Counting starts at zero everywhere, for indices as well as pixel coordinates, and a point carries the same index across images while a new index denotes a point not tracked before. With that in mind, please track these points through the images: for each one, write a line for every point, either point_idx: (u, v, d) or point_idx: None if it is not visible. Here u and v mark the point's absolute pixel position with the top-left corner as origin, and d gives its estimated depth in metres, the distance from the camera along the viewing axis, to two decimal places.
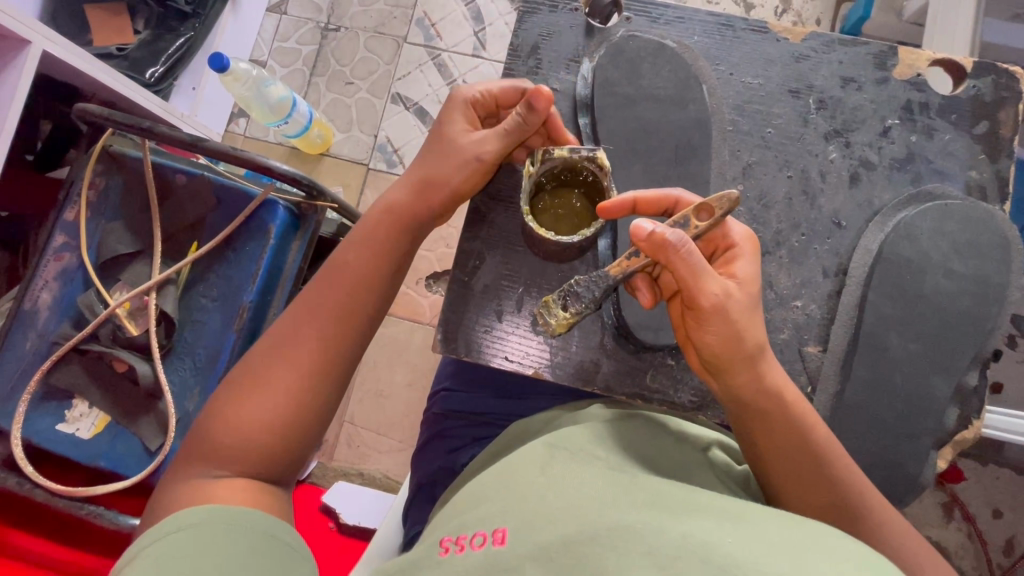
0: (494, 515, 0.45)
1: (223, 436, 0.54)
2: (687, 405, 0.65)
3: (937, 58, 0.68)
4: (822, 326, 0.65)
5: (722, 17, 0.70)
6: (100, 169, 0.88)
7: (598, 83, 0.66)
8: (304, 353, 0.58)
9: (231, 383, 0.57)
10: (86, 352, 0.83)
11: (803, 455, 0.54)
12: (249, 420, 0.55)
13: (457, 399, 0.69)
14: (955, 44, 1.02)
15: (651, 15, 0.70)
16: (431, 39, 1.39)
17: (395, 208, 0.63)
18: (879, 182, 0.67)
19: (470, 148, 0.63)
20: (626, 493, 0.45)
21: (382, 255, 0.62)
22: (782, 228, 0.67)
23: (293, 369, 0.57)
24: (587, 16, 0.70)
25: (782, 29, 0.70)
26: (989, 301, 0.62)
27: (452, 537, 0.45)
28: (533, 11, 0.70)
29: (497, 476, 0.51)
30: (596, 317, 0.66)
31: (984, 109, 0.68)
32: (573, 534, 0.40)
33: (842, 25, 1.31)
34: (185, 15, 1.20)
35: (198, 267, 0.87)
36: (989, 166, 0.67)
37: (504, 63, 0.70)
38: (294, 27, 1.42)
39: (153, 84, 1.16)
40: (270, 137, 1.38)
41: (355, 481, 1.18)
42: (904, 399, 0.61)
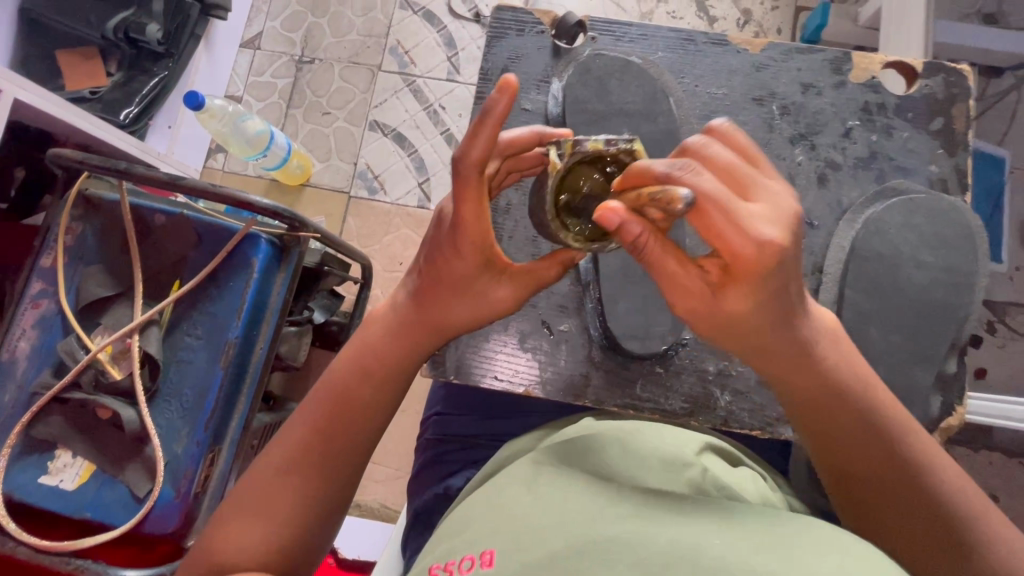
0: (484, 534, 0.45)
1: (220, 549, 0.53)
2: (679, 412, 0.65)
3: (889, 61, 0.71)
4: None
5: (683, 32, 0.72)
6: (77, 214, 0.87)
7: (568, 102, 0.67)
8: (294, 481, 0.56)
9: (234, 497, 0.56)
10: (68, 400, 0.81)
11: (884, 451, 0.53)
12: (250, 536, 0.53)
13: (451, 422, 0.69)
14: (908, 45, 1.07)
15: (615, 34, 0.72)
16: (405, 66, 1.41)
17: (393, 336, 0.59)
18: (846, 181, 0.69)
19: (482, 298, 0.57)
20: (620, 504, 0.45)
21: (368, 380, 0.59)
22: None
23: (298, 485, 0.56)
24: (554, 38, 0.71)
25: (741, 40, 0.72)
26: (961, 289, 0.64)
27: (441, 564, 0.44)
28: (501, 35, 0.72)
29: (486, 496, 0.50)
30: (582, 330, 0.67)
31: (938, 106, 0.70)
32: (562, 549, 0.40)
33: (802, 33, 1.35)
34: (159, 55, 1.21)
35: (181, 306, 0.86)
36: (947, 160, 0.70)
37: (474, 87, 0.71)
38: (268, 62, 1.44)
39: (129, 125, 1.15)
40: (250, 171, 1.38)
41: (353, 513, 1.15)
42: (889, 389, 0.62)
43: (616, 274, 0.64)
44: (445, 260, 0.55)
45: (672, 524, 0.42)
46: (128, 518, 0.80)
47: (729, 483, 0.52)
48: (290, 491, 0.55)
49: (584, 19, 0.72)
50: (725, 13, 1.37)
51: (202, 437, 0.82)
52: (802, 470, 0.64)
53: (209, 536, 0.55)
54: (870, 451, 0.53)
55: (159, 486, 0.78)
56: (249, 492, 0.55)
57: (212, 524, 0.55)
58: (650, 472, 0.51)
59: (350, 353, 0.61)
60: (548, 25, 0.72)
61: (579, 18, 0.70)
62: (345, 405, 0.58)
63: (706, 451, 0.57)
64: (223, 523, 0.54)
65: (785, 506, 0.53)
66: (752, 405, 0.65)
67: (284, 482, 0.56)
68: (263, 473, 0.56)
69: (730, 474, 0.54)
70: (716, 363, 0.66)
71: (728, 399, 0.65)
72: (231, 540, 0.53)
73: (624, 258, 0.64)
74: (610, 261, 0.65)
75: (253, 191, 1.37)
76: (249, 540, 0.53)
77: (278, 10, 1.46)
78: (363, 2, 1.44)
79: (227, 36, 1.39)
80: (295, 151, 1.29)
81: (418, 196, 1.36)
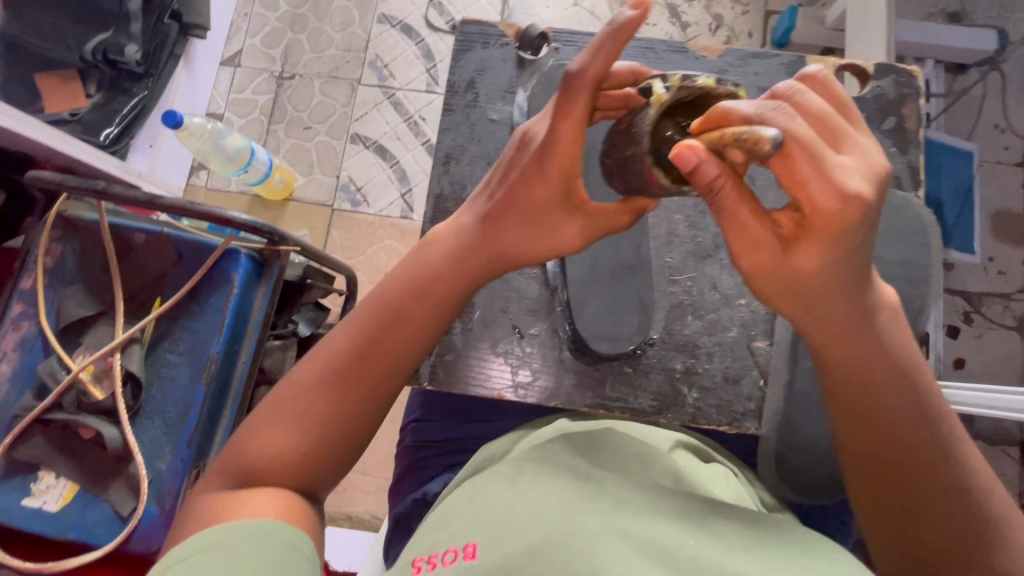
0: (466, 528, 0.46)
1: (255, 452, 0.54)
2: (648, 409, 0.66)
3: (841, 64, 0.73)
4: (769, 320, 0.67)
5: (643, 41, 0.74)
6: (56, 235, 0.87)
7: (533, 112, 0.69)
8: (329, 397, 0.55)
9: (276, 407, 0.56)
10: (50, 422, 0.81)
11: (930, 434, 0.52)
12: (281, 444, 0.54)
13: (427, 428, 0.69)
14: (872, 46, 1.10)
15: (578, 45, 0.74)
16: (384, 79, 1.43)
17: (453, 268, 0.58)
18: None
19: (548, 230, 0.56)
20: (590, 497, 0.46)
21: (425, 312, 0.58)
22: (719, 232, 0.70)
23: (341, 408, 0.56)
24: (519, 49, 0.73)
25: (700, 47, 0.74)
26: (916, 282, 0.65)
27: (424, 556, 0.45)
28: (467, 47, 0.73)
29: (467, 492, 0.51)
30: (552, 332, 0.68)
31: (890, 106, 0.73)
32: (540, 542, 0.42)
33: (771, 36, 1.38)
34: (138, 75, 1.21)
35: (163, 324, 0.86)
36: (901, 158, 0.72)
37: (442, 99, 0.73)
38: (249, 78, 1.45)
39: (109, 145, 1.16)
40: (233, 187, 1.39)
41: (343, 524, 1.15)
42: None
43: (583, 276, 0.66)
44: (525, 180, 0.53)
45: (644, 523, 0.44)
46: (113, 538, 0.79)
47: (698, 476, 0.54)
48: (322, 410, 0.55)
49: (547, 30, 0.73)
50: (697, 19, 1.40)
51: (186, 453, 0.82)
52: (772, 463, 0.63)
53: (239, 440, 0.56)
54: (919, 430, 0.52)
55: (143, 505, 0.78)
56: (283, 401, 0.56)
57: (245, 428, 0.56)
58: (623, 464, 0.52)
59: (409, 280, 0.59)
60: (512, 36, 0.73)
61: (542, 30, 0.72)
62: (399, 333, 0.57)
63: (677, 449, 0.58)
64: (262, 427, 0.55)
65: (752, 499, 0.55)
66: (720, 401, 0.66)
67: (318, 397, 0.55)
68: (301, 384, 0.56)
69: (699, 469, 0.56)
70: (684, 361, 0.67)
71: (696, 396, 0.66)
72: (257, 449, 0.54)
73: (590, 260, 0.66)
74: (576, 265, 0.66)
75: (236, 207, 1.37)
76: (274, 450, 0.54)
77: (256, 28, 1.47)
78: (340, 18, 1.46)
79: (206, 54, 1.40)
80: (277, 165, 1.31)
81: (401, 207, 1.37)
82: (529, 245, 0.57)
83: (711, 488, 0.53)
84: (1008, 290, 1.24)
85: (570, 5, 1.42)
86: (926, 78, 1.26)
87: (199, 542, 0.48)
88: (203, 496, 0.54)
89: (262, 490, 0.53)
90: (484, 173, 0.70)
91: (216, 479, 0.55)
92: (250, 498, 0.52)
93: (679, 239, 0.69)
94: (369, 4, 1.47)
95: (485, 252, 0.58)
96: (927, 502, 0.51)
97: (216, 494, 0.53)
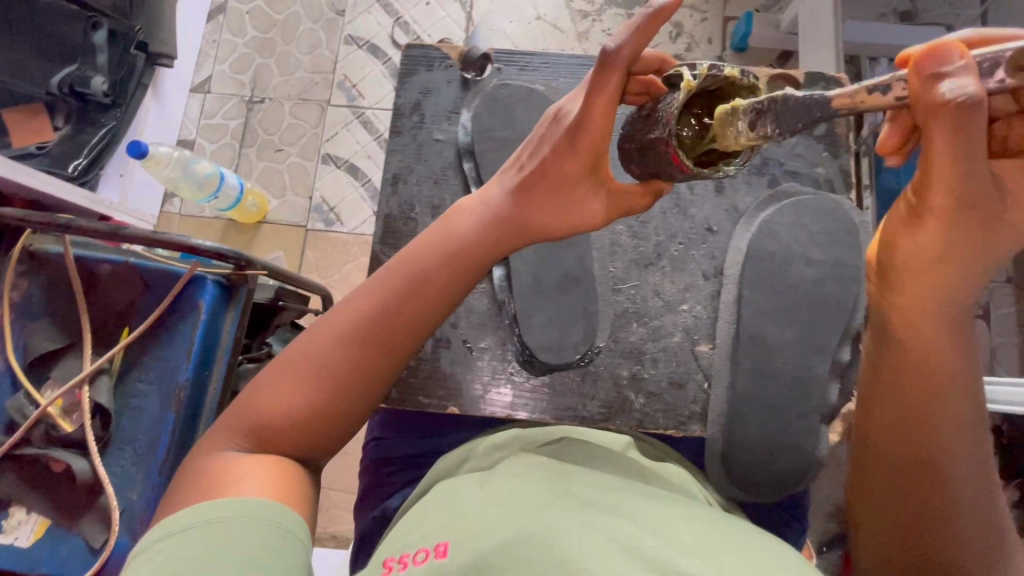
0: (438, 529, 0.46)
1: (264, 407, 0.55)
2: (596, 416, 0.68)
3: (772, 74, 0.75)
4: (711, 324, 0.70)
5: (582, 58, 0.76)
6: (22, 270, 0.88)
7: (475, 132, 0.71)
8: (350, 359, 0.55)
9: (292, 363, 0.56)
10: (20, 457, 0.81)
11: (970, 444, 0.53)
12: (286, 400, 0.55)
13: (382, 446, 0.68)
14: (824, 49, 1.13)
15: (519, 64, 0.76)
16: (353, 99, 1.45)
17: (481, 239, 0.58)
18: (741, 188, 0.73)
19: (570, 204, 0.57)
20: (558, 497, 0.47)
21: (455, 287, 0.58)
22: (661, 240, 0.72)
23: (357, 373, 0.56)
24: (462, 71, 0.75)
25: None
26: (847, 280, 0.65)
27: (395, 557, 0.46)
28: (412, 72, 0.76)
29: (442, 493, 0.51)
30: (501, 345, 0.70)
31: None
32: (510, 538, 0.42)
33: (730, 41, 1.41)
34: (106, 106, 1.22)
35: (131, 353, 0.87)
36: (832, 162, 0.74)
37: (390, 123, 0.75)
38: (219, 104, 1.46)
39: (78, 176, 1.17)
40: (206, 213, 1.39)
41: (328, 544, 1.15)
42: (791, 382, 0.63)
43: (528, 287, 0.67)
44: (556, 155, 0.54)
45: (610, 525, 0.43)
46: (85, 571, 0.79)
47: (654, 471, 0.56)
48: (340, 373, 0.55)
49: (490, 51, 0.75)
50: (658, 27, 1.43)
51: (157, 481, 0.82)
52: (719, 463, 0.63)
53: (252, 395, 0.56)
54: (963, 433, 0.53)
55: (113, 536, 0.78)
56: (302, 361, 0.55)
57: (260, 381, 0.56)
58: (592, 464, 0.54)
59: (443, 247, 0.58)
60: (456, 59, 0.76)
61: (484, 52, 0.74)
62: (427, 304, 0.57)
63: (632, 450, 0.60)
64: (275, 380, 0.56)
65: (706, 498, 0.56)
66: (666, 405, 0.69)
67: (336, 358, 0.55)
68: (322, 345, 0.55)
69: (655, 468, 0.57)
70: (630, 367, 0.70)
71: (643, 401, 0.69)
72: (269, 408, 0.55)
73: (535, 272, 0.67)
74: (522, 277, 0.68)
75: (210, 232, 1.38)
76: (285, 409, 0.54)
77: (225, 54, 1.49)
78: (308, 41, 1.48)
79: (174, 82, 1.41)
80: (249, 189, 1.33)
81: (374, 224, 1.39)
82: (552, 216, 0.57)
83: (668, 481, 0.54)
84: None
85: (533, 19, 1.45)
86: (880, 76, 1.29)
87: (201, 514, 0.48)
88: (211, 447, 0.55)
89: (264, 462, 0.54)
90: (431, 193, 0.73)
91: (226, 431, 0.55)
92: (250, 464, 0.53)
93: (622, 249, 0.72)
94: (335, 26, 1.49)
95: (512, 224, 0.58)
96: (939, 503, 0.53)
97: (223, 448, 0.54)
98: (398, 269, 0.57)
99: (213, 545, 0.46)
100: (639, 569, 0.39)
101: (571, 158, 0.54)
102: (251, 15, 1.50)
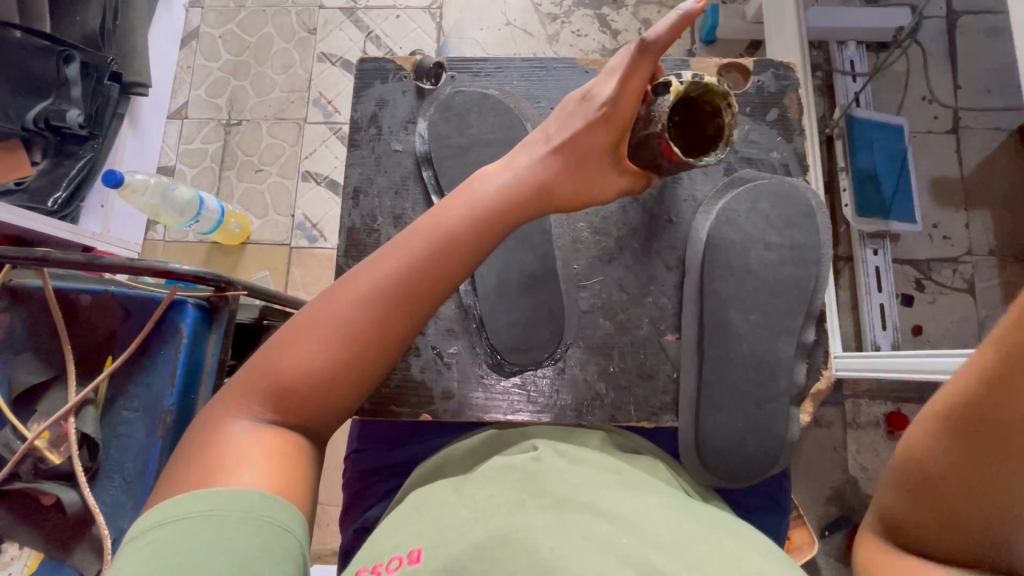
0: (409, 538, 0.46)
1: (288, 369, 0.56)
2: (569, 413, 0.69)
3: (722, 63, 0.75)
4: (676, 315, 0.70)
5: (534, 60, 0.76)
6: (3, 305, 0.88)
7: (431, 140, 0.72)
8: (376, 316, 0.57)
9: (317, 323, 0.57)
10: (9, 493, 0.81)
11: None
12: (312, 360, 0.56)
13: (363, 460, 0.70)
14: (789, 36, 1.15)
15: (472, 70, 0.76)
16: (329, 115, 1.46)
17: (492, 200, 0.60)
18: (697, 178, 0.73)
19: (598, 185, 0.62)
20: (532, 498, 0.47)
21: (473, 252, 0.60)
22: (622, 235, 0.72)
23: (383, 333, 0.58)
24: (417, 81, 0.76)
25: (588, 61, 0.77)
26: (807, 262, 0.65)
27: (367, 568, 0.45)
28: (368, 85, 0.77)
29: (414, 504, 0.51)
30: (470, 349, 0.70)
31: (771, 98, 0.75)
32: (484, 540, 0.42)
33: (699, 34, 1.42)
34: (83, 138, 1.23)
35: (116, 381, 0.87)
36: (787, 146, 0.74)
37: (348, 136, 0.76)
38: (197, 129, 1.47)
39: (58, 210, 1.18)
40: (190, 237, 1.40)
41: (330, 560, 1.15)
42: (756, 366, 0.63)
43: (492, 292, 0.68)
44: (589, 132, 0.60)
45: (582, 521, 0.43)
46: None
47: (628, 464, 0.56)
48: (362, 331, 0.57)
49: (443, 60, 0.76)
50: (627, 25, 1.45)
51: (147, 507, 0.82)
52: (692, 454, 0.64)
53: (274, 356, 0.57)
54: None
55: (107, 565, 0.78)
56: (324, 319, 0.57)
57: (279, 341, 0.57)
58: (563, 459, 0.54)
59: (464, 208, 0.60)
60: (409, 70, 0.77)
61: (437, 60, 0.75)
62: (449, 265, 0.59)
63: (606, 445, 0.60)
64: (298, 339, 0.56)
65: (679, 486, 0.57)
66: (637, 398, 0.69)
67: (360, 317, 0.57)
68: (345, 302, 0.57)
69: (630, 461, 0.57)
70: (601, 362, 0.70)
71: (614, 395, 0.69)
72: (290, 369, 0.56)
73: (498, 274, 0.68)
74: (486, 279, 0.68)
75: (195, 256, 1.39)
76: (306, 368, 0.56)
77: (199, 79, 1.50)
78: (281, 61, 1.49)
79: (151, 111, 1.43)
80: (229, 211, 1.34)
81: None
82: (567, 183, 0.61)
83: (642, 472, 0.55)
84: (955, 254, 1.26)
85: (503, 25, 1.46)
86: (849, 59, 1.30)
87: (197, 504, 0.48)
88: (225, 416, 0.55)
89: (263, 452, 0.53)
90: (391, 204, 0.74)
91: (242, 393, 0.56)
92: (260, 438, 0.54)
93: (584, 246, 0.72)
94: (307, 44, 1.50)
95: (529, 190, 0.61)
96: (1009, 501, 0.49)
97: (239, 414, 0.55)
98: (419, 232, 0.60)
99: (209, 540, 0.46)
100: (606, 563, 0.39)
101: (600, 134, 0.60)
102: (223, 39, 1.52)
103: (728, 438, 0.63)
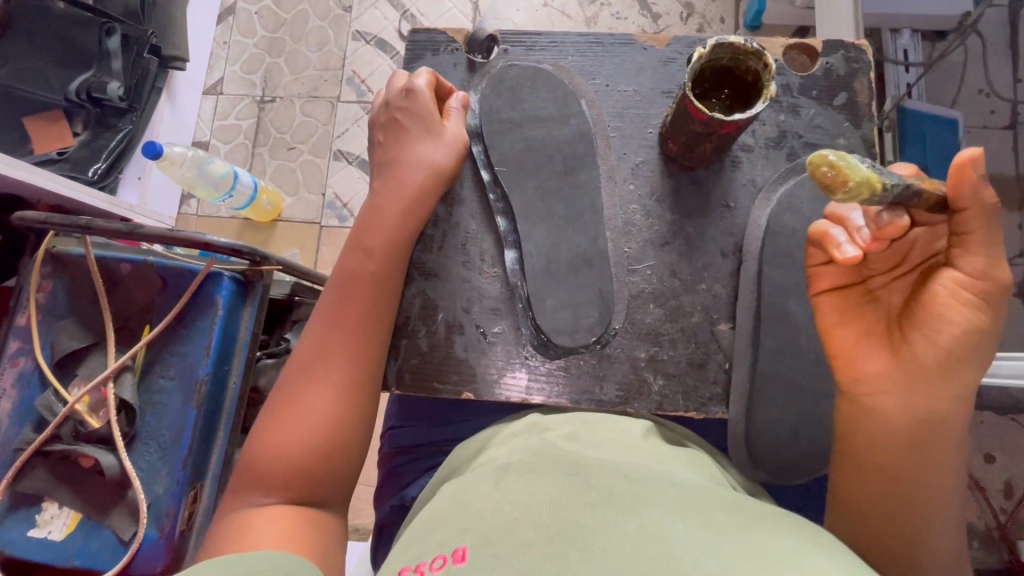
0: (453, 535, 0.45)
1: (265, 456, 0.59)
2: (614, 400, 0.67)
3: (787, 44, 0.72)
4: (730, 303, 0.68)
5: (590, 35, 0.74)
6: (47, 271, 0.90)
7: (483, 113, 0.71)
8: (321, 367, 0.63)
9: (272, 408, 0.62)
10: (51, 453, 0.83)
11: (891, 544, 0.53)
12: (282, 435, 0.60)
13: (404, 433, 0.73)
14: (842, 23, 1.10)
15: (526, 44, 0.74)
16: (363, 95, 1.45)
17: (388, 222, 0.66)
18: (758, 162, 0.70)
19: (443, 148, 0.68)
20: (583, 493, 0.46)
21: (389, 270, 0.66)
22: (676, 219, 0.70)
23: (328, 373, 0.62)
24: (468, 54, 0.75)
25: (647, 37, 0.74)
26: None
27: (410, 567, 0.44)
28: (418, 57, 0.75)
29: (453, 496, 0.50)
30: (515, 330, 0.69)
31: (838, 81, 0.72)
32: (536, 539, 0.41)
33: (744, 19, 1.36)
34: (122, 110, 1.24)
35: (153, 349, 0.88)
36: (854, 132, 0.71)
37: None
38: (232, 104, 1.47)
39: (97, 180, 1.19)
40: (223, 213, 1.41)
41: (353, 537, 1.17)
42: (815, 360, 0.63)
43: (540, 274, 0.67)
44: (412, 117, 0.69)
45: (636, 515, 0.43)
46: (116, 562, 0.82)
47: (676, 457, 0.55)
48: (316, 385, 0.62)
49: (496, 33, 0.74)
50: (667, 8, 1.41)
51: (181, 475, 0.83)
52: (741, 446, 0.64)
53: (252, 453, 0.60)
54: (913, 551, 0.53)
55: (144, 528, 0.80)
56: (293, 397, 0.62)
57: (254, 443, 0.61)
58: (606, 451, 0.53)
59: (353, 244, 0.67)
60: (461, 42, 0.75)
61: (489, 32, 0.74)
62: (368, 288, 0.65)
63: (652, 435, 0.59)
64: (264, 430, 0.61)
65: (729, 482, 0.55)
66: (685, 387, 0.67)
67: (309, 379, 0.62)
68: (314, 365, 0.63)
69: (676, 453, 0.56)
70: (647, 349, 0.68)
71: (661, 383, 0.67)
72: (279, 446, 0.59)
73: (546, 254, 0.67)
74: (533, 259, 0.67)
75: (228, 231, 1.40)
76: (304, 436, 0.60)
77: (236, 55, 1.50)
78: (317, 38, 1.48)
79: (187, 85, 1.43)
80: (262, 188, 1.34)
81: None
82: (416, 163, 0.68)
83: (691, 467, 0.53)
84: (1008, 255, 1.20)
85: (541, 6, 1.43)
86: (903, 48, 1.24)
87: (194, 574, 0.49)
88: (236, 511, 0.58)
89: (273, 519, 0.56)
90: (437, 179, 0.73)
91: (250, 490, 0.58)
92: (278, 517, 0.56)
93: (637, 228, 0.70)
94: (343, 22, 1.49)
95: (414, 204, 0.67)
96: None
97: (248, 511, 0.57)
98: (339, 285, 0.65)
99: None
100: (664, 554, 0.38)
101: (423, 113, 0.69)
102: (260, 15, 1.51)
103: (776, 428, 0.63)
